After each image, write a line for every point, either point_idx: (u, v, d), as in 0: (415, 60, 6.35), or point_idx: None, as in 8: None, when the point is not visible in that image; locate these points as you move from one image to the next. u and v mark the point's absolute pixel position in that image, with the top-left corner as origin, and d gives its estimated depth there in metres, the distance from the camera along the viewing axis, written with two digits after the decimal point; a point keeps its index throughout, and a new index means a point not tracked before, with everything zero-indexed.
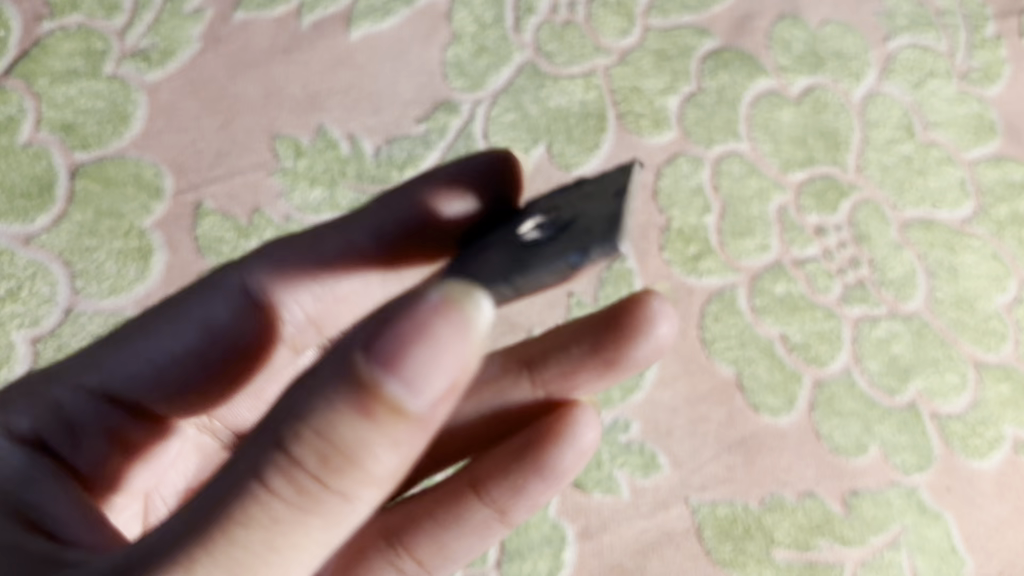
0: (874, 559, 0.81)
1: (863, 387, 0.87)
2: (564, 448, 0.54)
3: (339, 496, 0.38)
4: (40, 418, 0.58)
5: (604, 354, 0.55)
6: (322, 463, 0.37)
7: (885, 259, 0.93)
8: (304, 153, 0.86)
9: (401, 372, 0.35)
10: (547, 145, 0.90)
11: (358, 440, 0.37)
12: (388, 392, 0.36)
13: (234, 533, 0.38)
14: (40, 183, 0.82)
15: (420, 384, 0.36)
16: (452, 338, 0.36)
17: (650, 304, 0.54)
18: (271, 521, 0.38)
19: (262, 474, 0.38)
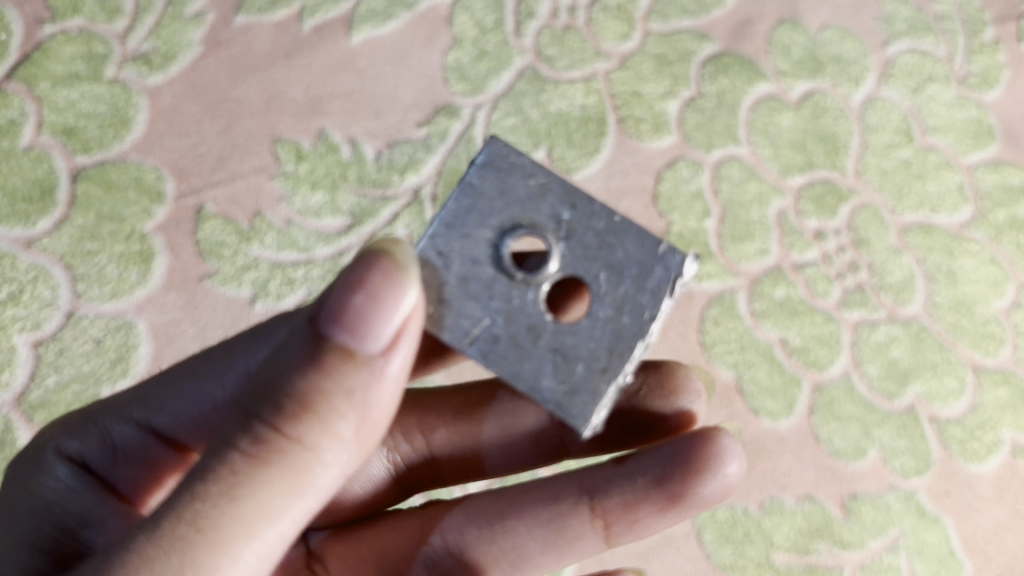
0: (872, 561, 0.82)
1: (862, 391, 0.87)
2: None
3: (298, 447, 0.43)
4: (89, 445, 0.58)
5: (671, 488, 0.55)
6: (279, 413, 0.42)
7: (884, 263, 0.93)
8: (305, 158, 0.87)
9: (344, 320, 0.42)
10: (547, 149, 0.90)
11: (312, 390, 0.42)
12: (339, 341, 0.43)
13: (206, 490, 0.42)
14: (41, 187, 0.82)
15: (370, 333, 0.43)
16: (384, 288, 0.42)
17: (720, 442, 0.55)
18: (235, 477, 0.42)
19: (233, 436, 0.43)
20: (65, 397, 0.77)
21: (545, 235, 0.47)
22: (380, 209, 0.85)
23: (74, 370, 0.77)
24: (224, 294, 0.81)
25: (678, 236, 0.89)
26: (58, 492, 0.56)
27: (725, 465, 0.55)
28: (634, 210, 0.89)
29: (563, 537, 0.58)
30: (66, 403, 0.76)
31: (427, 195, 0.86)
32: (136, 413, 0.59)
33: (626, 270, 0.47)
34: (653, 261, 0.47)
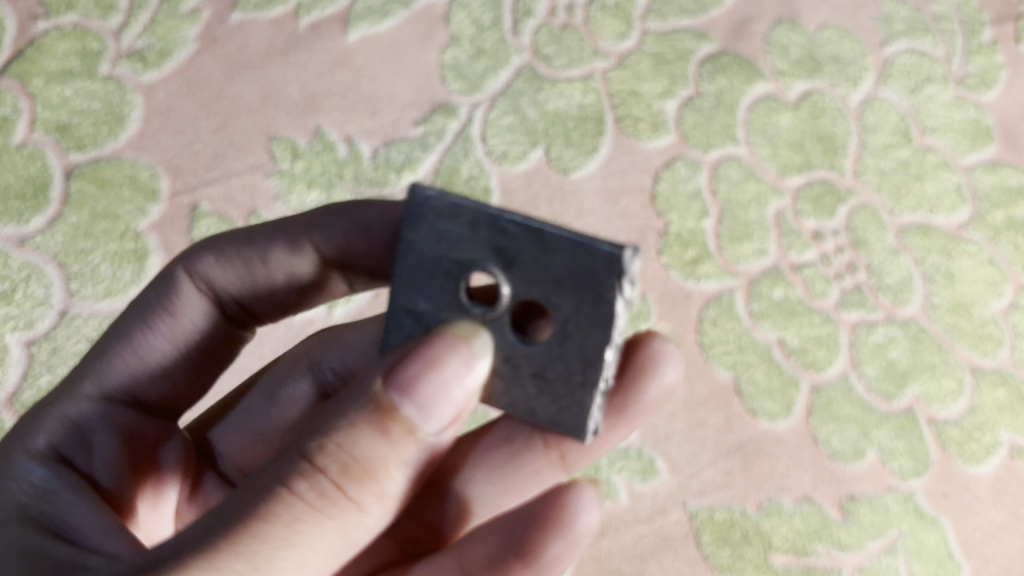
0: (870, 563, 0.81)
1: (860, 392, 0.86)
2: (554, 540, 0.45)
3: (355, 507, 0.41)
4: (56, 434, 0.55)
5: (614, 403, 0.54)
6: (343, 472, 0.41)
7: (882, 264, 0.93)
8: (301, 156, 0.86)
9: (418, 399, 0.41)
10: (545, 148, 0.90)
11: (374, 455, 0.41)
12: (408, 416, 0.41)
13: (257, 528, 0.40)
14: (34, 184, 0.81)
15: (439, 414, 0.42)
16: (458, 366, 0.42)
17: (653, 345, 0.54)
18: (297, 525, 0.40)
19: (287, 479, 0.41)
20: None
21: (488, 267, 0.43)
22: None
23: (67, 369, 0.77)
24: None
25: (675, 236, 0.89)
26: (33, 492, 0.51)
27: (661, 369, 0.54)
28: (632, 210, 0.89)
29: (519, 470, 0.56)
30: None
31: None
32: (91, 398, 0.56)
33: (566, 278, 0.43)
34: (592, 260, 0.42)
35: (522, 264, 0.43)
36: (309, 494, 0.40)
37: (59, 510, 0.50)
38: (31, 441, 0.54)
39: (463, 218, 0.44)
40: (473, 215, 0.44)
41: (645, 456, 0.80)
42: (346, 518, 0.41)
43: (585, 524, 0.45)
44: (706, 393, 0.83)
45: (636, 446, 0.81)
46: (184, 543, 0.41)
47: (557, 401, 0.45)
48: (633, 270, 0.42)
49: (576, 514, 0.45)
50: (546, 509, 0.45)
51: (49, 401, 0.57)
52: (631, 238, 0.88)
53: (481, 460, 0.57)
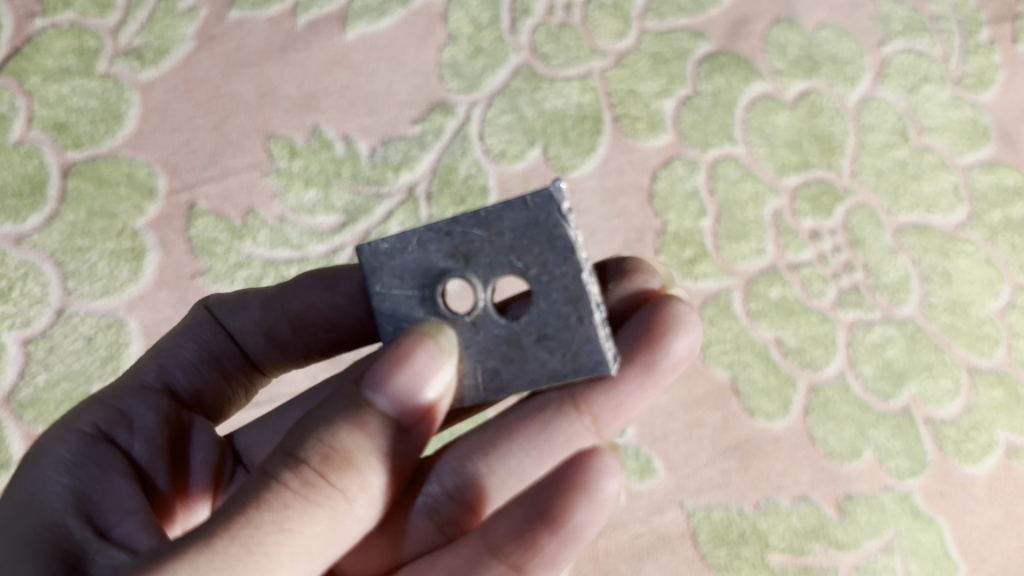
0: (867, 562, 0.81)
1: (857, 392, 0.87)
2: (580, 503, 0.45)
3: (340, 496, 0.42)
4: (101, 418, 0.56)
5: (642, 360, 0.55)
6: (325, 460, 0.41)
7: (879, 263, 0.93)
8: (298, 154, 0.86)
9: (388, 388, 0.43)
10: (543, 147, 0.90)
11: (356, 445, 0.42)
12: (378, 406, 0.43)
13: (250, 515, 0.40)
14: (31, 182, 0.81)
15: (407, 402, 0.44)
16: (426, 361, 0.44)
17: (674, 308, 0.56)
18: (282, 517, 0.40)
19: (275, 471, 0.41)
20: (55, 396, 0.75)
21: (459, 268, 0.49)
22: (374, 206, 0.85)
23: (64, 368, 0.76)
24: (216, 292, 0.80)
25: (673, 235, 0.89)
26: (75, 464, 0.51)
27: (683, 332, 0.56)
28: (630, 209, 0.89)
29: (554, 439, 0.55)
30: (56, 402, 0.75)
31: (421, 192, 0.86)
32: (137, 390, 0.59)
33: (529, 243, 0.48)
34: (538, 218, 0.48)
35: (484, 244, 0.48)
36: (292, 485, 0.40)
37: (98, 492, 0.50)
38: (76, 422, 0.55)
39: (412, 243, 0.50)
40: (419, 236, 0.50)
41: (642, 455, 0.81)
42: (332, 509, 0.41)
43: (609, 488, 0.45)
44: (703, 392, 0.83)
45: (633, 445, 0.81)
46: (179, 543, 0.40)
47: (568, 350, 0.48)
48: (567, 202, 0.48)
49: (600, 477, 0.45)
50: (572, 471, 0.45)
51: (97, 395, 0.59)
52: (629, 237, 0.88)
53: (513, 429, 0.55)
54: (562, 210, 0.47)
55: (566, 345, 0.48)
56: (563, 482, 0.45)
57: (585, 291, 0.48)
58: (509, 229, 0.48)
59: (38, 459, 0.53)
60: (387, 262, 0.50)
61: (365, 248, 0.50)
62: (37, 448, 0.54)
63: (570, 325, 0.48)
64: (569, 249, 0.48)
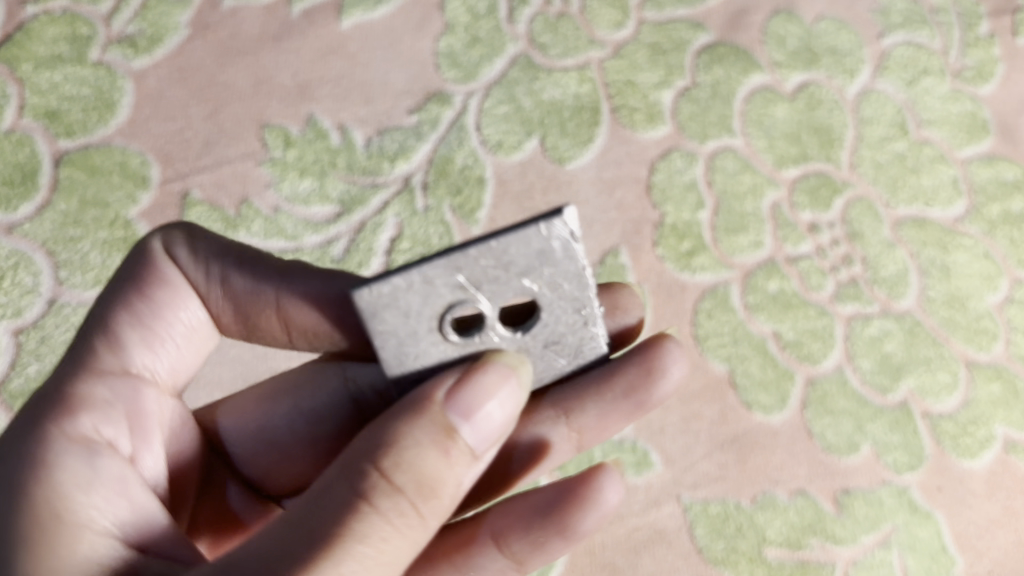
0: (864, 557, 0.81)
1: (855, 385, 0.86)
2: (587, 514, 0.50)
3: (424, 521, 0.44)
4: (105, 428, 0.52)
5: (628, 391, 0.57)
6: (417, 490, 0.43)
7: (878, 257, 0.92)
8: (293, 144, 0.85)
9: (474, 419, 0.45)
10: (540, 138, 0.89)
11: (435, 472, 0.44)
12: (455, 427, 0.45)
13: (345, 544, 0.41)
14: (23, 171, 0.80)
15: (479, 420, 0.45)
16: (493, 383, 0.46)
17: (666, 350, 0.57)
18: (383, 539, 0.42)
19: (368, 496, 0.42)
20: None
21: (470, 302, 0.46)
22: (370, 197, 0.84)
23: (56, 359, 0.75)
24: None
25: (671, 227, 0.88)
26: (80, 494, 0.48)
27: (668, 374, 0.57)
28: (627, 201, 0.88)
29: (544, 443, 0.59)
30: None
31: (417, 183, 0.85)
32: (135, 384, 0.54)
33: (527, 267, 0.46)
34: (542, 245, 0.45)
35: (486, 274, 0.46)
36: (385, 510, 0.42)
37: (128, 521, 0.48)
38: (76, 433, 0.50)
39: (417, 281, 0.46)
40: (423, 274, 0.45)
41: (639, 448, 0.79)
42: (415, 541, 0.44)
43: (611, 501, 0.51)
44: (700, 385, 0.82)
45: (630, 439, 0.79)
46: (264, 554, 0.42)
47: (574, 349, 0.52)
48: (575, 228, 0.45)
49: (602, 494, 0.50)
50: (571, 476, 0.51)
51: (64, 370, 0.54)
52: (627, 229, 0.87)
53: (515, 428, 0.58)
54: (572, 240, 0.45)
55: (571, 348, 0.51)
56: (566, 499, 0.50)
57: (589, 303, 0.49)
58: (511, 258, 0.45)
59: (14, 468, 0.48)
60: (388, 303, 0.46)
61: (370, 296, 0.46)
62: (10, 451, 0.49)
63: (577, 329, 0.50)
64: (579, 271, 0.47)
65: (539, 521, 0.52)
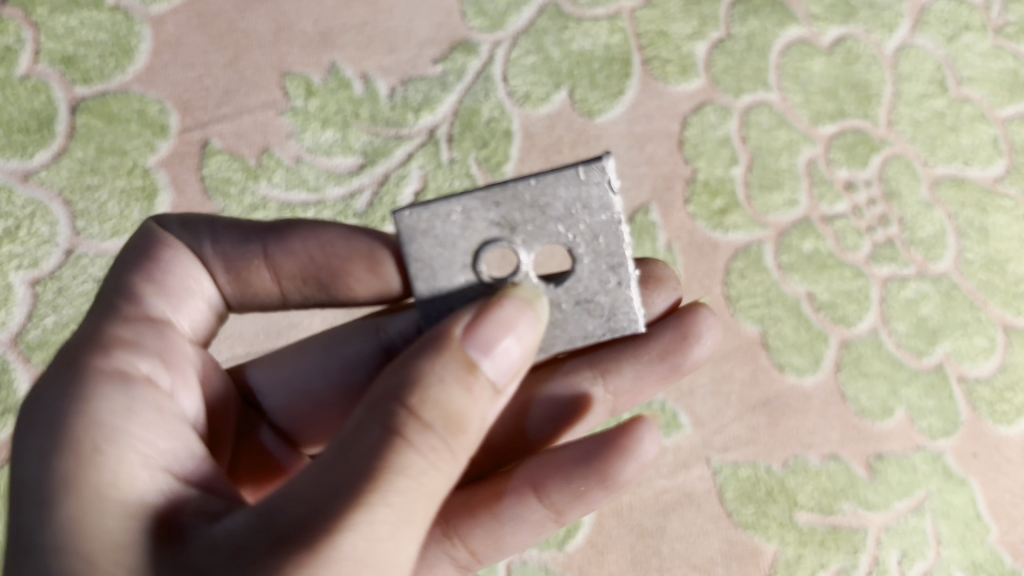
0: (897, 524, 0.79)
1: (890, 348, 0.84)
2: (627, 461, 0.55)
3: (451, 455, 0.43)
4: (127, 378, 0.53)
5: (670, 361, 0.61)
6: (446, 426, 0.42)
7: (915, 218, 0.90)
8: (315, 93, 0.82)
9: (493, 352, 0.45)
10: (569, 90, 0.86)
11: (462, 408, 0.43)
12: (476, 361, 0.44)
13: (392, 483, 0.41)
14: (39, 117, 0.78)
15: (500, 355, 0.45)
16: (514, 314, 0.46)
17: (698, 319, 0.61)
18: (422, 472, 0.42)
19: (397, 430, 0.41)
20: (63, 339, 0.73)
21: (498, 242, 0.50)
22: (393, 148, 0.81)
23: (73, 311, 0.74)
24: None
25: (704, 183, 0.85)
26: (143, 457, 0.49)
27: (699, 342, 0.61)
28: (658, 155, 0.85)
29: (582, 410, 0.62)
30: None
31: (443, 135, 0.82)
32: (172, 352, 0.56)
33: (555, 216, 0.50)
34: (580, 188, 0.50)
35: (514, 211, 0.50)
36: (419, 443, 0.42)
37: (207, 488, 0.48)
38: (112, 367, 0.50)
39: (457, 213, 0.50)
40: (463, 204, 0.50)
41: (668, 409, 0.77)
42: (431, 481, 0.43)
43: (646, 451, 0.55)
44: (732, 346, 0.80)
45: (660, 399, 0.77)
46: (292, 495, 0.41)
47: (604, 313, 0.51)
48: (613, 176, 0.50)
49: (640, 442, 0.55)
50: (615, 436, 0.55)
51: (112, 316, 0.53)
52: (658, 184, 0.84)
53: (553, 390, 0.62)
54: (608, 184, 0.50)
55: (605, 309, 0.51)
56: (606, 447, 0.55)
57: (625, 260, 0.51)
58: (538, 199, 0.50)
59: (55, 416, 0.47)
60: (427, 228, 0.50)
61: (404, 214, 0.50)
62: (42, 412, 0.48)
63: (609, 288, 0.51)
64: (612, 219, 0.50)
65: (579, 472, 0.55)
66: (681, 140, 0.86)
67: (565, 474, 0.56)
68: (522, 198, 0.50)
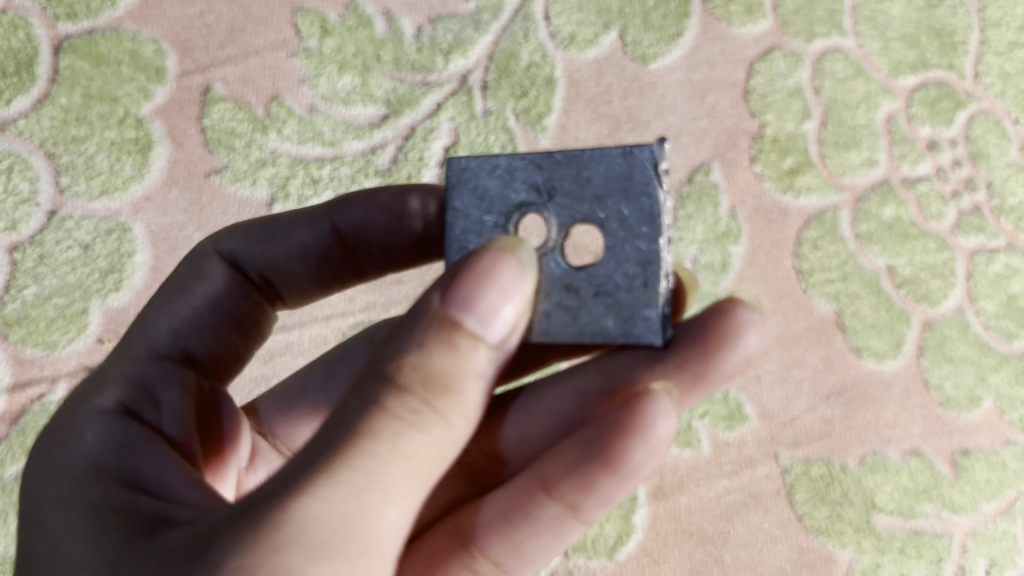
0: (986, 528, 0.69)
1: (977, 330, 0.74)
2: (639, 442, 0.39)
3: (446, 419, 0.34)
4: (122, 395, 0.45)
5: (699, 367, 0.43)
6: (428, 386, 0.34)
7: (1004, 182, 0.79)
8: (332, 32, 0.72)
9: (475, 310, 0.35)
10: (620, 31, 0.76)
11: (452, 367, 0.34)
12: (458, 324, 0.34)
13: (362, 453, 0.33)
14: (17, 58, 0.68)
15: (485, 313, 0.35)
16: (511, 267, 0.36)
17: (735, 312, 0.43)
18: (403, 440, 0.33)
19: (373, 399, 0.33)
20: (46, 313, 0.64)
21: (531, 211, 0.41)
22: (421, 97, 0.71)
23: (57, 281, 0.65)
24: (237, 194, 0.68)
25: (772, 140, 0.75)
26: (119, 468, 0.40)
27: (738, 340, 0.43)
28: (720, 107, 0.75)
29: None
30: (48, 320, 0.64)
31: (476, 82, 0.72)
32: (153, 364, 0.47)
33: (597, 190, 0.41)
34: (627, 166, 0.41)
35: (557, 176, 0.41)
36: (394, 406, 0.33)
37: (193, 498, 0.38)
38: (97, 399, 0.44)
39: (501, 169, 0.42)
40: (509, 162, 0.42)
41: (731, 399, 0.68)
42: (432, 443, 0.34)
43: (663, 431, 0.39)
44: (803, 327, 0.71)
45: (721, 387, 0.68)
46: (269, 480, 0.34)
47: (622, 312, 0.40)
48: (665, 162, 0.41)
49: (653, 419, 0.38)
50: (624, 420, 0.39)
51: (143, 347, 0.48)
52: (719, 140, 0.74)
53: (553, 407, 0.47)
54: (659, 168, 0.40)
55: (625, 307, 0.40)
56: (613, 428, 0.39)
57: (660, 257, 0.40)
58: (580, 171, 0.41)
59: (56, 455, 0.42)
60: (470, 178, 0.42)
61: (457, 160, 0.42)
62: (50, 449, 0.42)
63: (635, 285, 0.40)
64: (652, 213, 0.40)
65: (586, 462, 0.40)
66: (745, 92, 0.76)
67: (567, 466, 0.40)
68: (566, 165, 0.41)
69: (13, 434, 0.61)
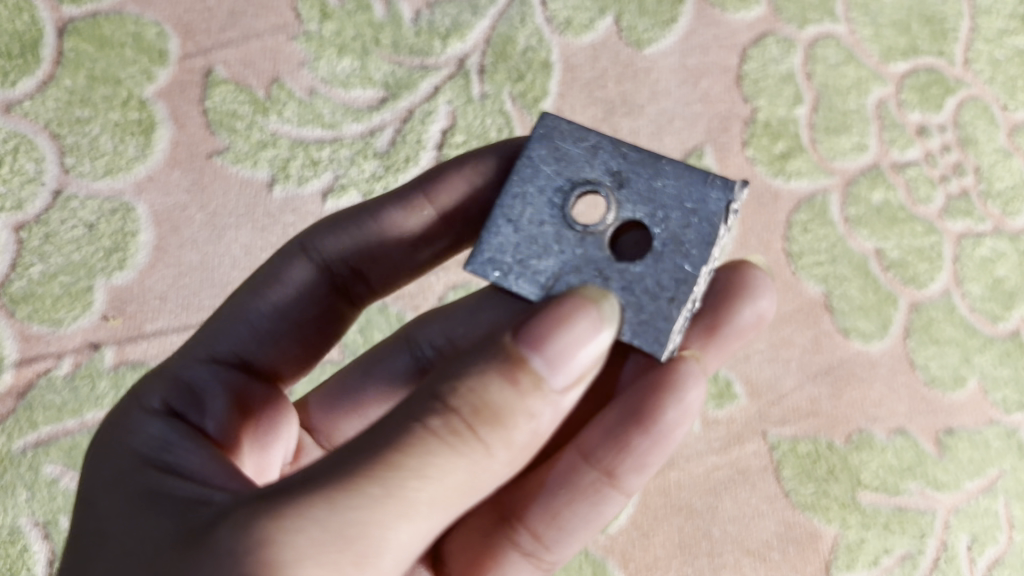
0: (968, 506, 0.71)
1: (963, 312, 0.75)
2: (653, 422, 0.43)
3: (485, 451, 0.34)
4: (166, 392, 0.46)
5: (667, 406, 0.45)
6: (475, 414, 0.34)
7: (992, 167, 0.80)
8: (331, 16, 0.73)
9: (545, 349, 0.35)
10: (615, 16, 0.77)
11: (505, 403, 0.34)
12: (531, 362, 0.35)
13: (391, 459, 0.33)
14: (22, 41, 0.69)
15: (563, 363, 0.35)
16: (589, 326, 0.36)
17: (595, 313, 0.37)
18: (430, 462, 0.33)
19: (421, 415, 0.34)
20: (51, 290, 0.65)
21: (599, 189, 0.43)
22: (419, 80, 0.73)
23: (63, 259, 0.66)
24: (237, 174, 0.69)
25: (764, 125, 0.76)
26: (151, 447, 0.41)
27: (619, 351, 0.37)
28: (714, 92, 0.76)
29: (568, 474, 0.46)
30: (53, 297, 0.65)
31: (473, 66, 0.73)
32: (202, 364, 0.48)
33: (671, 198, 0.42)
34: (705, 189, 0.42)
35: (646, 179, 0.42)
36: (433, 424, 0.33)
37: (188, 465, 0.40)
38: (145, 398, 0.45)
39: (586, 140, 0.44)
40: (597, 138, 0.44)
41: (721, 378, 0.70)
42: (468, 462, 0.34)
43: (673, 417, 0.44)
44: (792, 308, 0.72)
45: None
46: (300, 476, 0.34)
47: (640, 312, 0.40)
48: (736, 201, 0.42)
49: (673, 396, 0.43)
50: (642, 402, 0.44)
51: (206, 353, 0.49)
52: (712, 124, 0.76)
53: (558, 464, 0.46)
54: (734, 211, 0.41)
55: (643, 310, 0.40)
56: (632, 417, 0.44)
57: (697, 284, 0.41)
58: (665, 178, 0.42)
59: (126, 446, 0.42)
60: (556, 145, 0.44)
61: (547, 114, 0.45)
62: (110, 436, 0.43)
63: (657, 295, 0.40)
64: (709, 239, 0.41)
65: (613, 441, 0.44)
66: (738, 77, 0.77)
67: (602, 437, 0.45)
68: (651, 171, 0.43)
69: (21, 408, 0.62)
